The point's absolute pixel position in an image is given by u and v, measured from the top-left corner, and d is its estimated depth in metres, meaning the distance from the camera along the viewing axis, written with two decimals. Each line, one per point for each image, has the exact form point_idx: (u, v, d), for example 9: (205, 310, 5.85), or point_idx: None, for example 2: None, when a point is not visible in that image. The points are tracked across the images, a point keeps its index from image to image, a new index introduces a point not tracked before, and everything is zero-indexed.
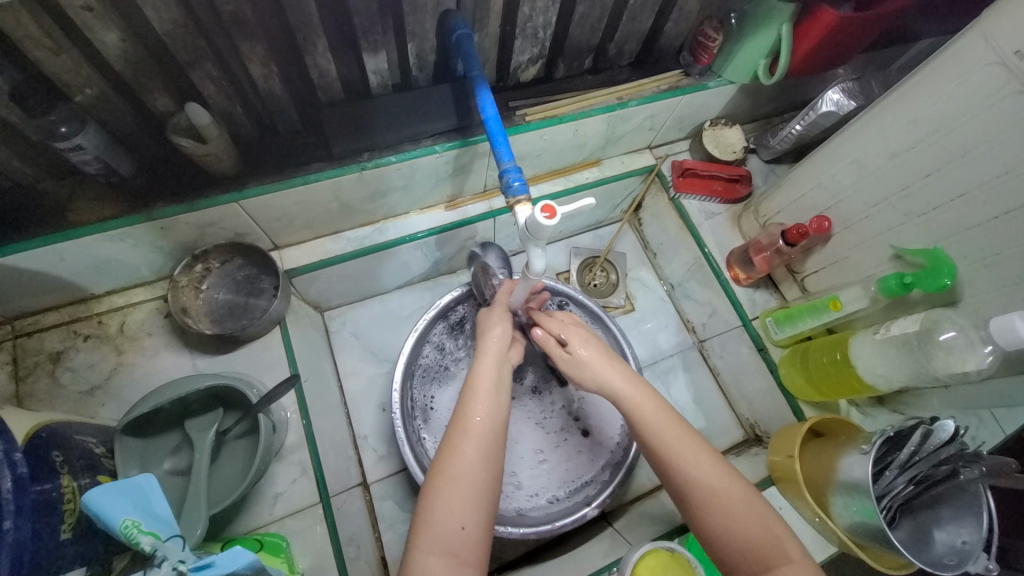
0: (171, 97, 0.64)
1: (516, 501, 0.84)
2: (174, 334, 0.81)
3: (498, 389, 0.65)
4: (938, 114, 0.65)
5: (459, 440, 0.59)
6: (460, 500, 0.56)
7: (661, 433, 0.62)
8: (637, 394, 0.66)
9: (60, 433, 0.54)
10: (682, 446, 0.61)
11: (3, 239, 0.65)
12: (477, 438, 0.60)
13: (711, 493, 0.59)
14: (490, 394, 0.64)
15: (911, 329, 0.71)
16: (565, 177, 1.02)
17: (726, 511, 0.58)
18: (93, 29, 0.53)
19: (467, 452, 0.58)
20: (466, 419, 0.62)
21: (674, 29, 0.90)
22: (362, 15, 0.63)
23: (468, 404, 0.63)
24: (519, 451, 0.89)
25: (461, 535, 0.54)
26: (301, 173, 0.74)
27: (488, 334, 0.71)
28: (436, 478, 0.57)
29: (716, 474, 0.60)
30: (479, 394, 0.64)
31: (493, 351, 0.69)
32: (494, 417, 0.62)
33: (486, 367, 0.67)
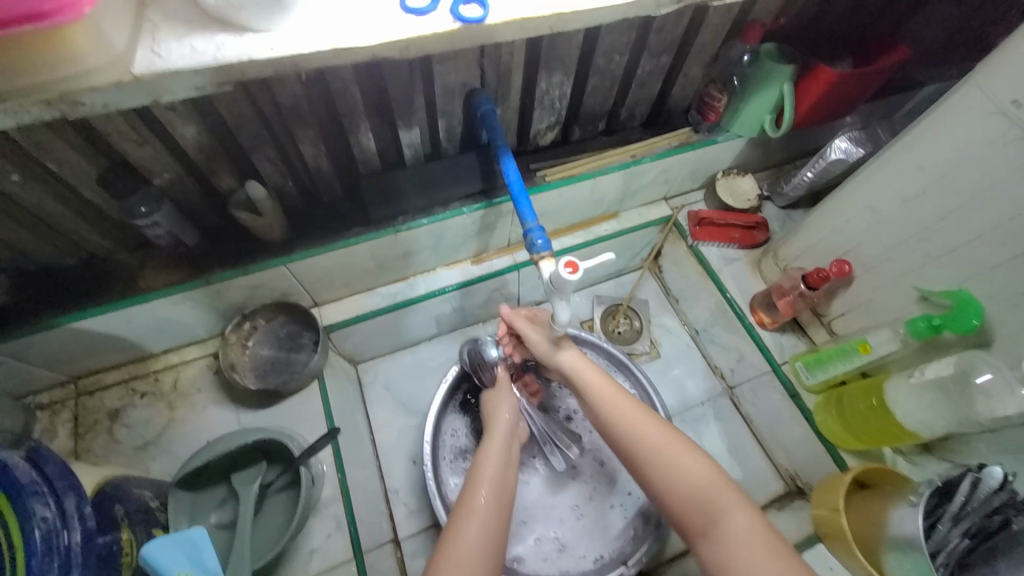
0: (234, 176, 0.73)
1: (563, 565, 0.83)
2: (220, 391, 0.86)
3: (505, 467, 0.68)
4: (943, 161, 0.68)
5: (467, 521, 0.61)
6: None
7: (613, 406, 0.69)
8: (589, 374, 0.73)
9: (120, 487, 0.58)
10: (630, 417, 0.67)
11: (77, 304, 0.72)
12: (482, 518, 0.61)
13: (656, 453, 0.64)
14: (497, 472, 0.67)
15: (946, 372, 0.71)
16: (585, 230, 1.07)
17: (678, 472, 0.62)
18: (174, 125, 0.61)
19: (471, 531, 0.59)
20: (474, 496, 0.64)
21: (681, 92, 0.96)
22: (399, 99, 0.72)
23: (474, 481, 0.66)
24: (558, 510, 0.88)
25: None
26: (342, 237, 0.81)
27: (497, 411, 0.76)
28: (440, 553, 0.58)
29: (664, 438, 0.65)
30: (487, 473, 0.66)
31: (505, 428, 0.74)
32: (501, 491, 0.65)
33: (495, 445, 0.71)
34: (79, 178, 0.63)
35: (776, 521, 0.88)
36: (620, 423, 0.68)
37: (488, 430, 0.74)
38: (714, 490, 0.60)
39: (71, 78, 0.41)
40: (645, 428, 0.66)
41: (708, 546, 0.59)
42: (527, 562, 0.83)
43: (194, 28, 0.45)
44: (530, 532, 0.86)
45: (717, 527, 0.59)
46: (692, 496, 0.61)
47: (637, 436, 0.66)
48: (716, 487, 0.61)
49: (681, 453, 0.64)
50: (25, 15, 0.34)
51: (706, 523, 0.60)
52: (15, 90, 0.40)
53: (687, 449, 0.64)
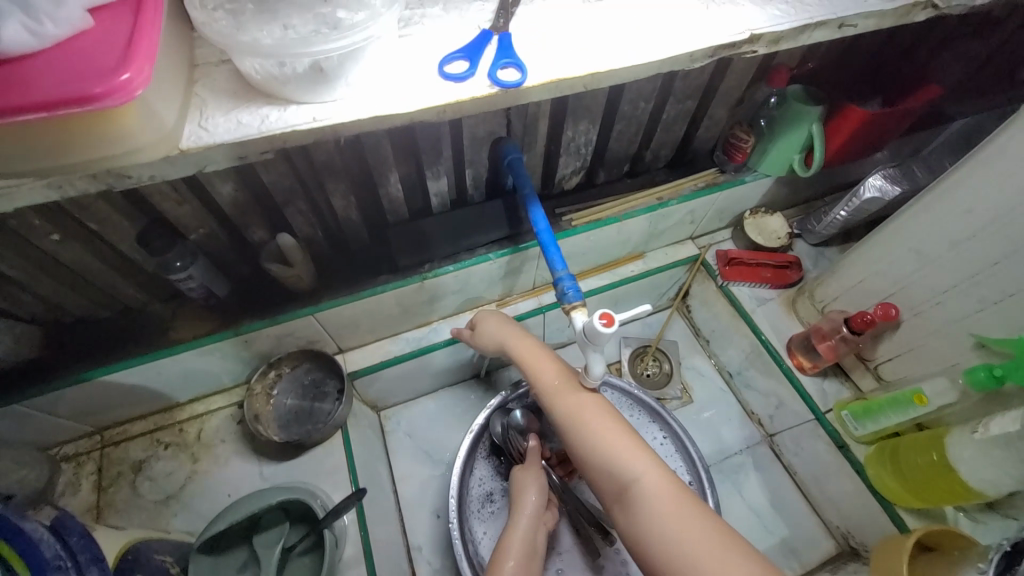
0: (266, 229, 0.73)
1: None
2: (243, 441, 0.85)
3: (528, 561, 0.67)
4: (993, 204, 0.65)
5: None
6: None
7: (543, 377, 0.71)
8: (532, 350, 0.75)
9: (141, 553, 0.56)
10: (562, 388, 0.68)
11: (109, 356, 0.72)
12: None
13: (592, 436, 0.62)
14: (518, 567, 0.66)
15: (1012, 428, 0.64)
16: (611, 271, 1.06)
17: (600, 438, 0.62)
18: (212, 183, 0.63)
19: None
20: None
21: (706, 133, 0.95)
22: (428, 151, 0.72)
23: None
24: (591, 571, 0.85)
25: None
26: (369, 285, 0.81)
27: (525, 492, 0.76)
28: None
29: (590, 405, 0.65)
30: (508, 567, 0.65)
31: (530, 515, 0.73)
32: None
33: (519, 534, 0.70)
34: (118, 235, 0.64)
35: None
36: (551, 393, 0.69)
37: (513, 516, 0.74)
38: (623, 457, 0.59)
39: (119, 155, 0.42)
40: (571, 396, 0.67)
41: (623, 512, 0.57)
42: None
43: (240, 103, 0.46)
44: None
45: (629, 491, 0.57)
46: (608, 460, 0.60)
47: (564, 405, 0.66)
48: (627, 454, 0.59)
49: (600, 418, 0.64)
50: (75, 100, 0.36)
51: (621, 487, 0.58)
52: (64, 167, 0.42)
53: (606, 417, 0.64)
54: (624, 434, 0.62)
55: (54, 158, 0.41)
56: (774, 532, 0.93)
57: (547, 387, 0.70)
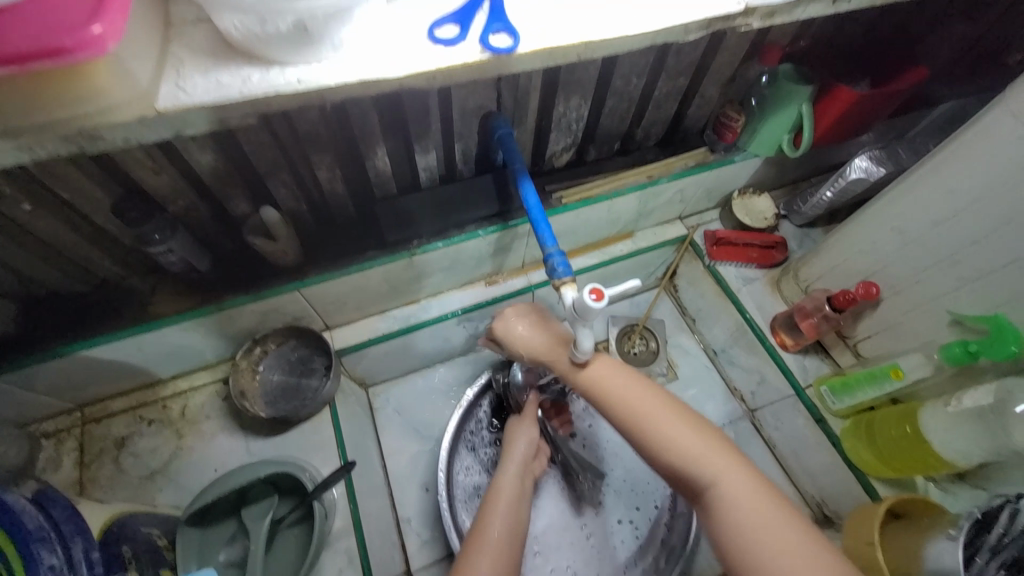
0: (249, 202, 0.71)
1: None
2: (229, 417, 0.84)
3: (517, 502, 0.70)
4: (974, 184, 0.66)
5: (477, 550, 0.62)
6: None
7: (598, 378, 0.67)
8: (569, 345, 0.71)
9: (128, 525, 0.56)
10: (620, 387, 0.65)
11: (86, 331, 0.70)
12: (493, 555, 0.62)
13: (607, 390, 0.66)
14: (509, 507, 0.69)
15: (985, 401, 0.67)
16: (600, 250, 1.06)
17: (671, 442, 0.60)
18: (192, 152, 0.61)
19: (481, 566, 0.60)
20: (486, 528, 0.65)
21: (698, 112, 0.95)
22: (416, 123, 0.70)
23: (487, 512, 0.68)
24: (568, 534, 0.87)
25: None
26: (357, 261, 0.80)
27: (515, 443, 0.79)
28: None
29: (656, 404, 0.63)
30: (500, 507, 0.69)
31: (518, 462, 0.77)
32: (513, 525, 0.67)
33: (508, 478, 0.74)
34: (93, 206, 0.62)
35: None
36: (609, 393, 0.66)
37: (504, 463, 0.77)
38: (700, 462, 0.58)
39: (92, 115, 0.40)
40: (632, 394, 0.64)
41: (705, 512, 0.58)
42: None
43: (219, 62, 0.44)
44: (545, 562, 0.84)
45: (713, 492, 0.57)
46: (686, 466, 0.59)
47: (626, 406, 0.64)
48: (702, 456, 0.59)
49: (668, 419, 0.62)
50: (44, 53, 0.34)
51: (703, 488, 0.58)
52: (32, 126, 0.40)
53: (676, 416, 0.62)
54: (696, 436, 0.60)
55: (22, 117, 0.39)
56: None
57: (602, 385, 0.66)
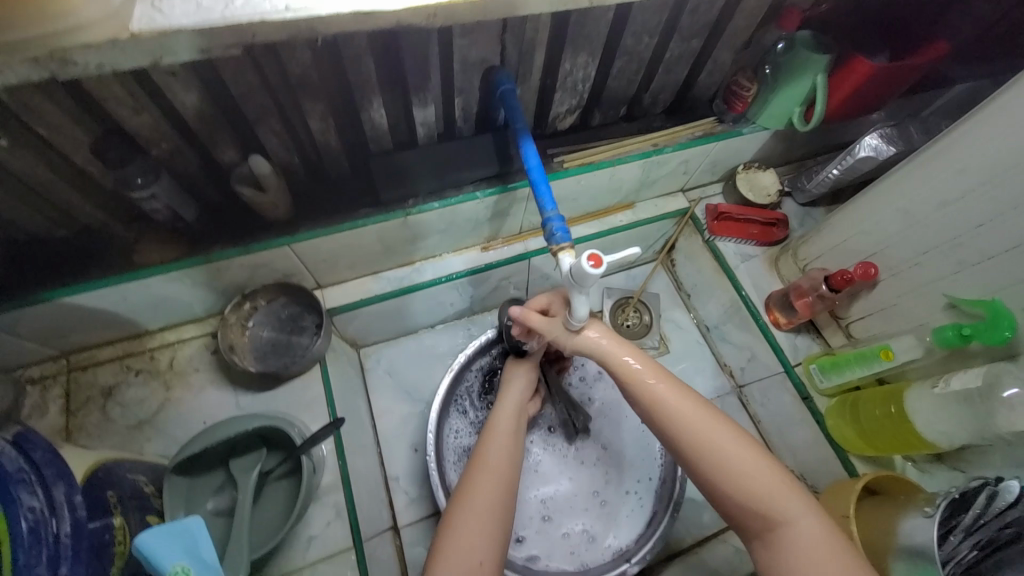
0: (237, 150, 0.68)
1: (601, 551, 0.82)
2: (219, 371, 0.84)
3: (515, 434, 0.72)
4: (987, 165, 0.65)
5: (478, 473, 0.65)
6: (476, 533, 0.59)
7: (672, 403, 0.63)
8: (623, 353, 0.67)
9: (113, 471, 0.56)
10: (683, 410, 0.62)
11: (72, 278, 0.69)
12: (494, 476, 0.65)
13: (601, 353, 0.68)
14: (507, 439, 0.70)
15: (974, 384, 0.68)
16: (600, 220, 1.04)
17: (744, 480, 0.58)
18: (175, 91, 0.57)
19: (483, 486, 0.63)
20: (486, 455, 0.68)
21: (709, 78, 0.91)
22: (415, 73, 0.67)
23: (485, 442, 0.70)
24: (580, 498, 0.88)
25: (478, 569, 0.58)
26: (349, 218, 0.77)
27: (511, 381, 0.80)
28: (457, 509, 0.62)
29: (723, 432, 0.60)
30: (499, 437, 0.70)
31: (515, 400, 0.77)
32: (511, 453, 0.69)
33: (506, 415, 0.74)
34: (71, 145, 0.59)
35: None
36: (673, 416, 0.62)
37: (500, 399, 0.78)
38: (777, 506, 0.56)
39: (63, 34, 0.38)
40: (697, 419, 0.61)
41: (766, 549, 0.57)
42: (559, 559, 0.81)
43: None
44: (557, 528, 0.85)
45: (780, 528, 0.56)
46: (760, 507, 0.57)
47: (689, 431, 0.61)
48: (778, 498, 0.57)
49: (743, 456, 0.59)
50: None
51: (767, 523, 0.57)
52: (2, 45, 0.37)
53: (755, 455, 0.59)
54: (778, 479, 0.58)
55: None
56: None
57: (663, 404, 0.63)
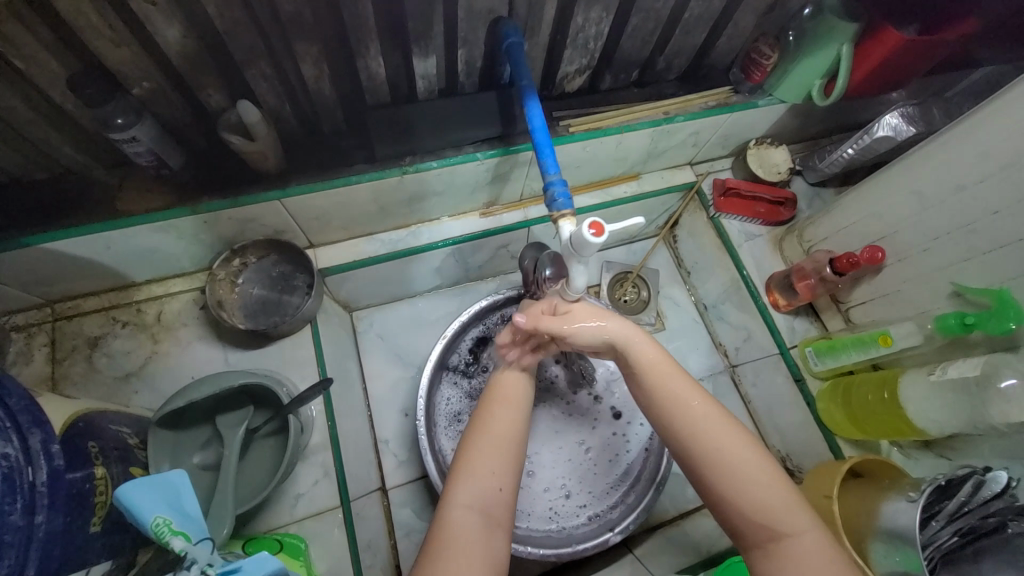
0: (224, 94, 0.65)
1: (575, 508, 0.84)
2: (208, 327, 0.82)
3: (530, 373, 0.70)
4: (1012, 148, 0.62)
5: (496, 406, 0.63)
6: (496, 461, 0.58)
7: (685, 403, 0.61)
8: (645, 345, 0.65)
9: (95, 422, 0.55)
10: (701, 412, 0.61)
11: (49, 223, 0.66)
12: (512, 406, 0.64)
13: (613, 333, 0.66)
14: (522, 374, 0.69)
15: (970, 373, 0.67)
16: (603, 190, 1.00)
17: (750, 490, 0.56)
18: (156, 23, 0.53)
19: (502, 415, 0.62)
20: (502, 387, 0.66)
21: (727, 44, 0.86)
22: (416, 19, 0.62)
23: (502, 378, 0.67)
24: (563, 455, 0.88)
25: (498, 495, 0.57)
26: (343, 174, 0.74)
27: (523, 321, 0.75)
28: (474, 439, 0.61)
29: (738, 441, 0.58)
30: (513, 371, 0.69)
31: None
32: (525, 386, 0.67)
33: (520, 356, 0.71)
34: (46, 78, 0.55)
35: None
36: (686, 417, 0.61)
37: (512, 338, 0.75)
38: (779, 519, 0.54)
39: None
40: (714, 423, 0.60)
41: (765, 559, 0.54)
42: (539, 518, 0.83)
43: None
44: (538, 484, 0.86)
45: (783, 541, 0.54)
46: (763, 518, 0.55)
47: (704, 432, 0.59)
48: (782, 509, 0.54)
49: (753, 465, 0.57)
50: None
51: (771, 536, 0.54)
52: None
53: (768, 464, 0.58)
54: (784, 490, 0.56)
55: None
56: None
57: (675, 400, 0.62)
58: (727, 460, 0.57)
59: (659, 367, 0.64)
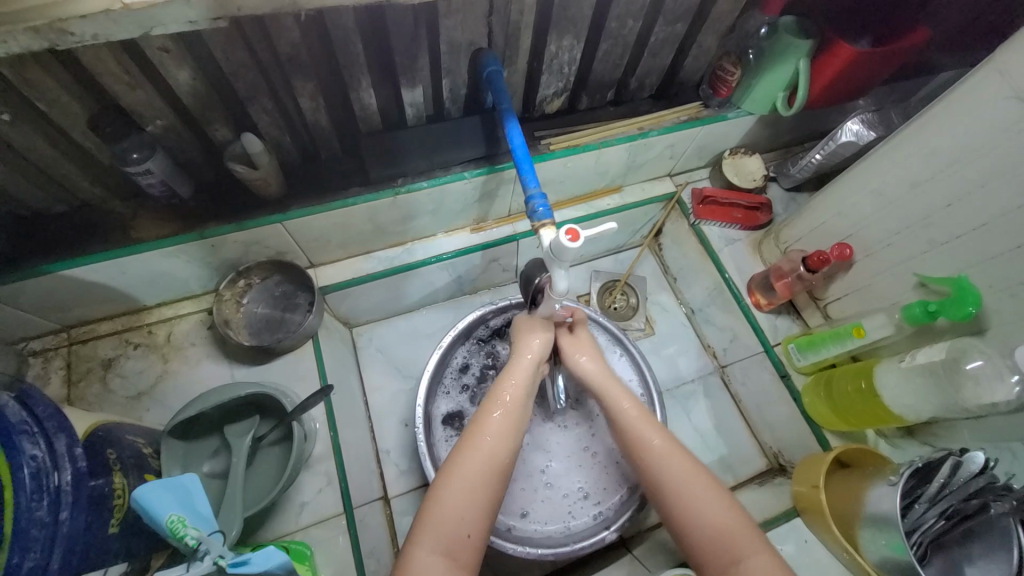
0: (229, 128, 0.71)
1: (592, 509, 0.85)
2: (215, 345, 0.87)
3: (523, 402, 0.69)
4: (954, 146, 0.67)
5: (479, 440, 0.63)
6: (468, 504, 0.59)
7: (649, 444, 0.67)
8: (619, 394, 0.73)
9: (112, 432, 0.59)
10: (663, 449, 0.66)
11: (68, 252, 0.71)
12: (495, 438, 0.64)
13: (589, 377, 0.76)
14: (517, 402, 0.68)
15: (937, 357, 0.70)
16: (587, 204, 1.06)
17: (710, 519, 0.59)
18: (168, 68, 0.59)
19: (484, 448, 0.63)
20: (488, 418, 0.66)
21: (694, 64, 0.92)
22: (402, 54, 0.68)
23: (487, 406, 0.67)
24: (573, 459, 0.89)
25: (465, 541, 0.58)
26: (340, 197, 0.79)
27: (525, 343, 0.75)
28: (450, 477, 0.61)
29: (693, 473, 0.63)
30: (504, 401, 0.68)
31: (532, 360, 0.73)
32: (514, 418, 0.67)
33: (518, 377, 0.71)
34: (68, 120, 0.61)
35: (758, 496, 0.91)
36: (651, 454, 0.66)
37: (515, 356, 0.74)
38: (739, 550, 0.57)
39: (60, 3, 0.41)
40: (668, 458, 0.65)
41: None
42: (554, 522, 0.84)
43: None
44: (557, 490, 0.87)
45: (741, 567, 0.56)
46: (724, 545, 0.57)
47: (664, 469, 0.64)
48: (741, 540, 0.57)
49: (712, 498, 0.61)
50: None
51: (725, 564, 0.57)
52: (6, 14, 0.40)
53: (725, 496, 0.61)
54: (736, 515, 0.59)
55: None
56: (714, 450, 1.02)
57: (643, 443, 0.67)
58: (686, 492, 0.62)
59: (625, 414, 0.71)
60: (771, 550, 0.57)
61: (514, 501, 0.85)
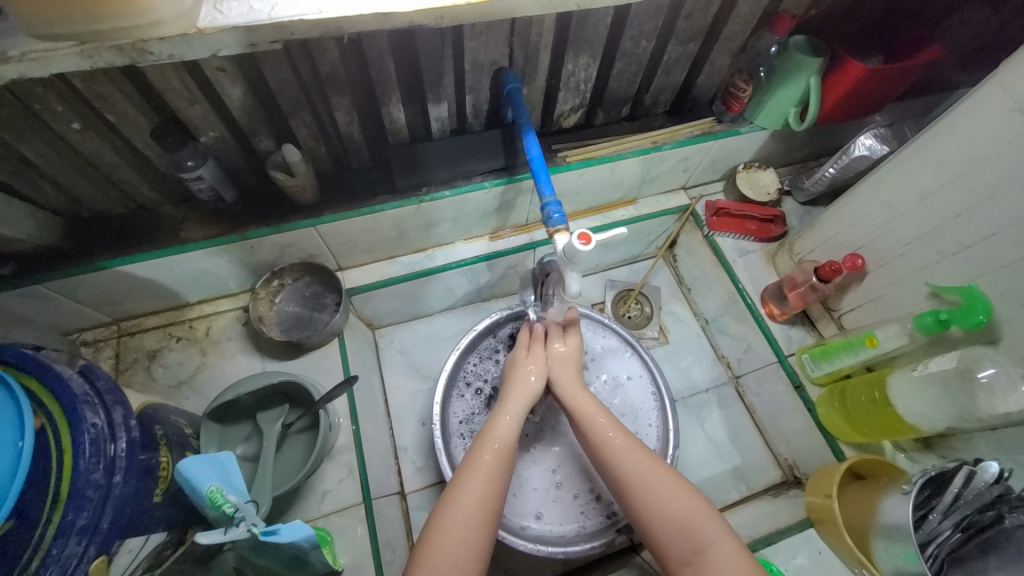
0: (272, 139, 0.77)
1: (605, 510, 0.85)
2: (249, 341, 0.93)
3: (512, 444, 0.70)
4: (962, 157, 0.68)
5: (468, 484, 0.65)
6: (461, 549, 0.60)
7: (613, 439, 0.70)
8: (582, 399, 0.76)
9: (160, 412, 0.64)
10: (621, 444, 0.70)
11: (125, 250, 0.78)
12: (483, 480, 0.66)
13: (559, 380, 0.78)
14: (505, 443, 0.70)
15: (949, 365, 0.71)
16: (604, 214, 1.10)
17: (670, 506, 0.63)
18: (223, 85, 0.66)
19: (472, 491, 0.65)
20: (478, 460, 0.68)
21: (707, 81, 0.96)
22: (430, 72, 0.74)
23: (478, 449, 0.69)
24: (581, 461, 0.89)
25: None
26: (368, 204, 0.85)
27: (517, 380, 0.77)
28: (442, 518, 0.63)
29: (649, 464, 0.67)
30: (492, 444, 0.69)
31: (521, 402, 0.74)
32: (504, 462, 0.68)
33: (507, 420, 0.72)
34: (134, 130, 0.68)
35: (771, 506, 0.91)
36: (613, 448, 0.69)
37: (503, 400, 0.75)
38: (701, 537, 0.60)
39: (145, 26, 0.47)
40: (629, 453, 0.68)
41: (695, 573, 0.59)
42: (569, 521, 0.85)
43: None
44: (567, 492, 0.87)
45: (704, 555, 0.59)
46: (686, 533, 0.61)
47: (624, 462, 0.68)
48: (701, 526, 0.61)
49: (671, 488, 0.64)
50: None
51: (691, 552, 0.60)
52: (97, 34, 0.46)
53: (680, 483, 0.65)
54: (691, 500, 0.63)
55: (91, 25, 0.45)
56: (727, 459, 1.02)
57: (608, 441, 0.70)
58: (644, 486, 0.65)
59: (588, 414, 0.74)
60: (733, 544, 0.59)
61: (528, 504, 0.86)
